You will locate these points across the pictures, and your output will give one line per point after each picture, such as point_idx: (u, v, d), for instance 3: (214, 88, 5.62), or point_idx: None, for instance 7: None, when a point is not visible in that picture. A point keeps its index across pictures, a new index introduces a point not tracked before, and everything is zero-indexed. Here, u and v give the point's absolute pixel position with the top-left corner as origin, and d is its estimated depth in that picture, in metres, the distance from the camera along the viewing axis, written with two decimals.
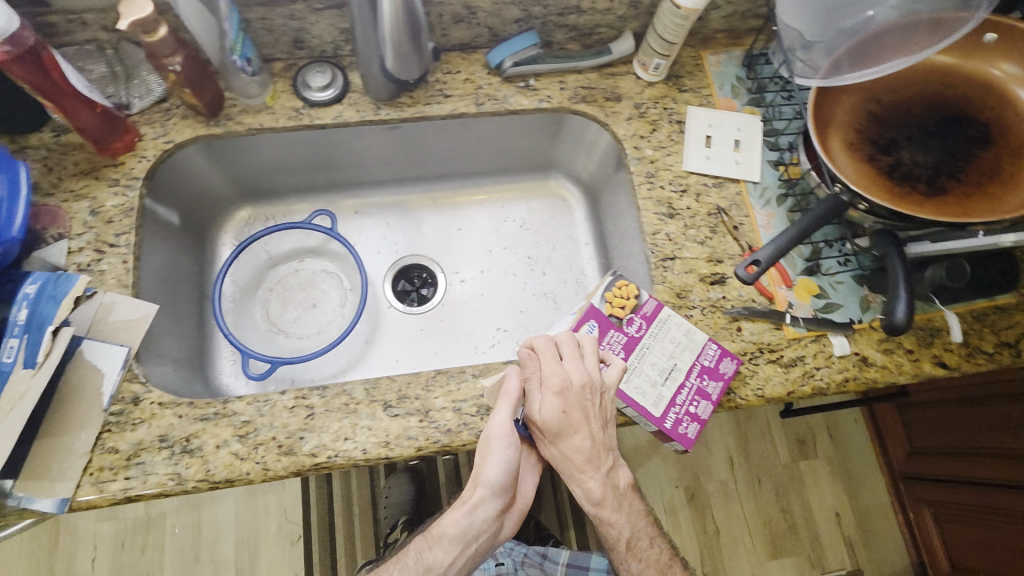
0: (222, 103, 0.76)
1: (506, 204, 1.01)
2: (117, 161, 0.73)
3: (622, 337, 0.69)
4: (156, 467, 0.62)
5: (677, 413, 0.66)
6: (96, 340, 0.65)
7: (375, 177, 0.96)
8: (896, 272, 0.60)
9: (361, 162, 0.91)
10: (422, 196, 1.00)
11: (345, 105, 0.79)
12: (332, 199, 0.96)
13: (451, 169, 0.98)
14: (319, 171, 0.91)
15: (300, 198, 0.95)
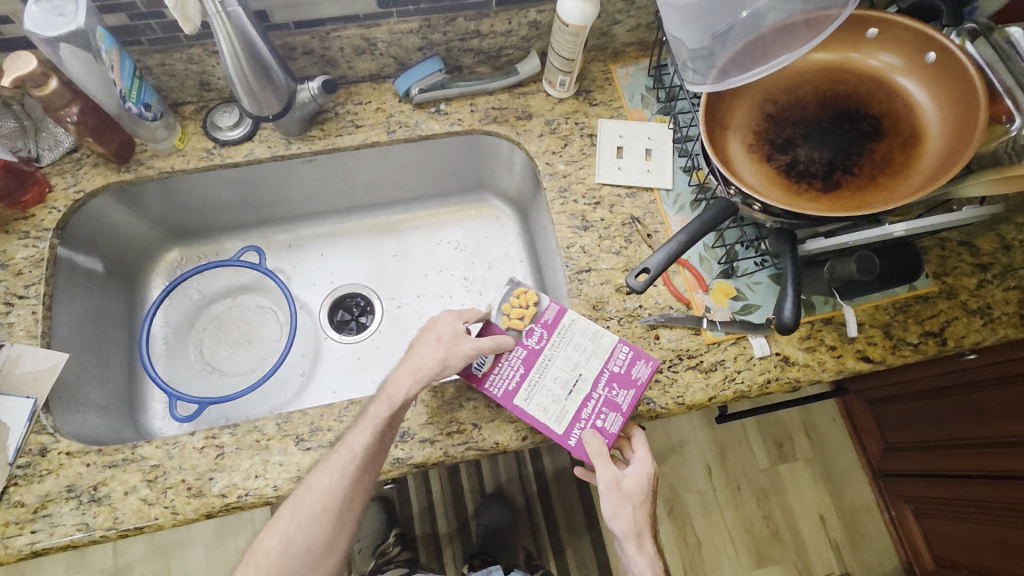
0: (133, 150, 0.77)
1: (440, 227, 1.02)
2: (28, 213, 0.74)
3: (522, 351, 0.69)
4: (64, 518, 0.61)
5: (581, 428, 0.66)
6: (3, 393, 0.64)
7: (305, 210, 0.97)
8: (786, 271, 0.60)
9: (287, 197, 0.92)
10: (357, 225, 1.01)
11: (256, 142, 0.80)
12: (266, 235, 0.97)
13: (380, 198, 0.98)
14: (246, 208, 0.92)
15: (231, 236, 0.96)
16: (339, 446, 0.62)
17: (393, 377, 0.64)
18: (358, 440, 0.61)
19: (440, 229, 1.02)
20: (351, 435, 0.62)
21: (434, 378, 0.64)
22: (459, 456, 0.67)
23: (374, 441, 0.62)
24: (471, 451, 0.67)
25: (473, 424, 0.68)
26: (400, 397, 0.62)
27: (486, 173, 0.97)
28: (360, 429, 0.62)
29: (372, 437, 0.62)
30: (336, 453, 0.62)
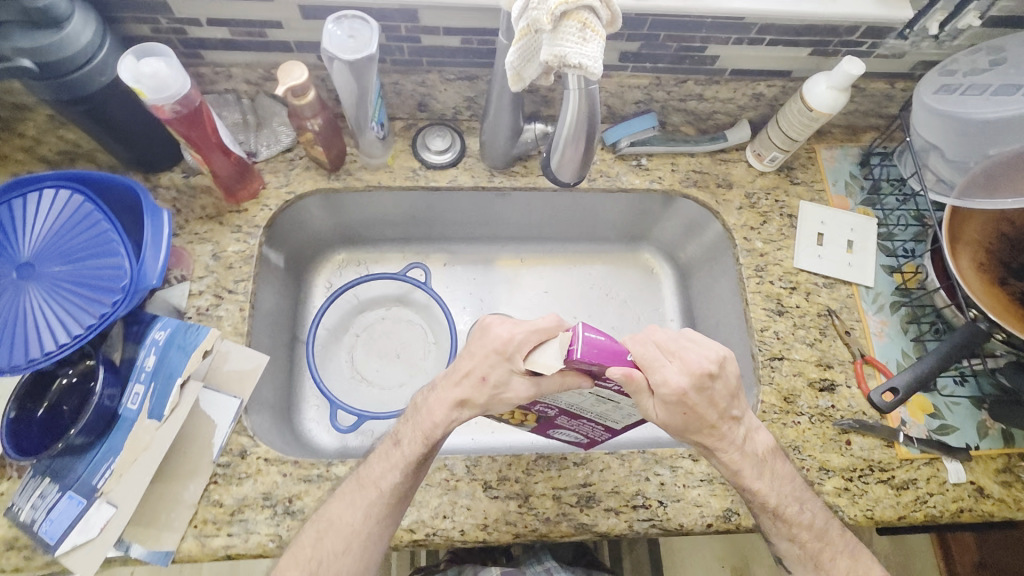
0: (344, 159, 0.77)
1: (593, 269, 0.99)
2: (240, 208, 0.74)
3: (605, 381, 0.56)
4: (258, 526, 0.61)
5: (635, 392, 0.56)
6: (211, 390, 0.65)
7: (468, 233, 0.96)
8: None
9: (457, 218, 0.92)
10: (510, 255, 0.99)
11: (460, 170, 0.79)
12: (425, 251, 0.97)
13: (544, 233, 0.98)
14: (415, 224, 0.93)
15: (394, 248, 0.96)
16: (363, 482, 0.61)
17: (416, 418, 0.63)
18: (387, 479, 0.61)
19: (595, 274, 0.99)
20: (376, 474, 0.61)
21: (456, 422, 0.62)
22: (642, 532, 0.66)
23: (408, 479, 0.61)
24: (655, 529, 0.66)
25: (658, 501, 0.67)
26: (436, 438, 0.61)
27: (654, 228, 0.96)
28: (391, 464, 0.61)
29: (402, 477, 0.61)
30: (358, 488, 0.60)
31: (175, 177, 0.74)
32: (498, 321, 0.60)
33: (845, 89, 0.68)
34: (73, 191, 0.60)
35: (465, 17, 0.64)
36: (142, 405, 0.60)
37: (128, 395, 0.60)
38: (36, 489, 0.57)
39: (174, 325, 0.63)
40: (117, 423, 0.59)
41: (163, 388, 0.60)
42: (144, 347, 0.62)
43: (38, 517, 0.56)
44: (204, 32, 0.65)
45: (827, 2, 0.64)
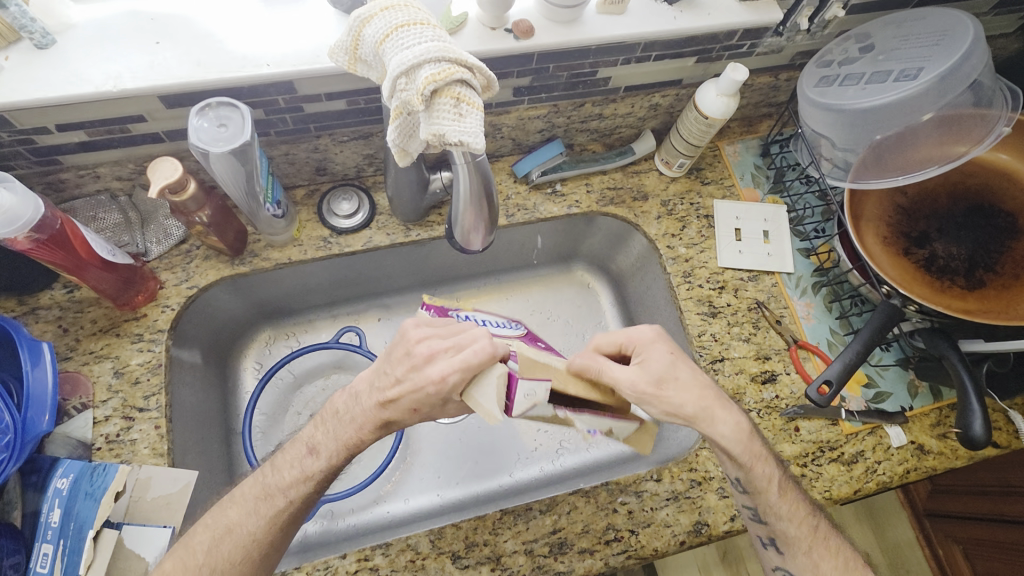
0: (246, 240, 0.73)
1: (530, 295, 0.97)
2: (138, 313, 0.68)
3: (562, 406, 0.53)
4: None
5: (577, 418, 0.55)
6: (136, 524, 0.59)
7: (396, 285, 0.93)
8: (967, 384, 0.62)
9: (381, 273, 0.88)
10: (444, 296, 0.96)
11: (374, 229, 0.76)
12: (355, 310, 0.93)
13: (473, 269, 0.95)
14: (337, 287, 0.88)
15: (321, 313, 0.91)
16: (271, 490, 0.56)
17: (335, 432, 0.58)
18: (296, 489, 0.57)
19: (533, 299, 0.97)
20: (286, 482, 0.57)
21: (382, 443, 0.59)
22: (620, 565, 0.65)
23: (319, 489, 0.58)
24: (631, 560, 0.65)
25: (630, 530, 0.66)
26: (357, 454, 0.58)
27: (581, 245, 0.95)
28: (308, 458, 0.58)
29: (313, 489, 0.57)
30: (265, 494, 0.56)
31: (58, 294, 0.68)
32: (427, 353, 0.54)
33: (734, 94, 0.69)
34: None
35: (345, 81, 0.61)
36: (53, 567, 0.52)
37: (36, 559, 0.52)
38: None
39: (79, 469, 0.57)
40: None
41: (76, 542, 0.54)
42: (46, 500, 0.55)
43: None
44: (57, 138, 0.59)
45: (701, 15, 0.65)
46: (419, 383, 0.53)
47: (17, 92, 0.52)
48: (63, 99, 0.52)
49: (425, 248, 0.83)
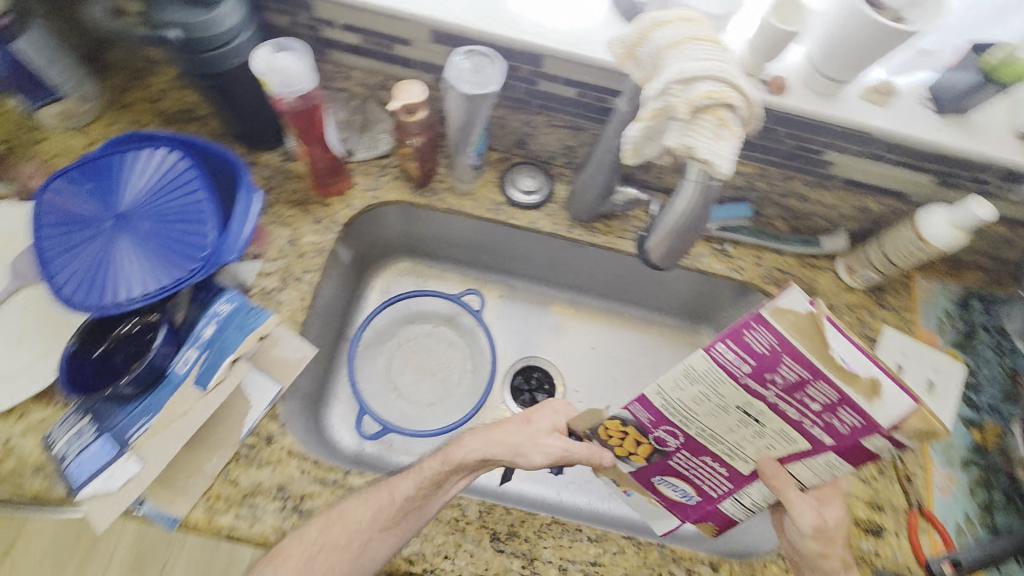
0: (433, 177, 0.80)
1: (648, 337, 0.95)
2: (325, 201, 0.77)
3: (826, 403, 0.42)
4: (265, 514, 0.62)
5: (816, 419, 0.45)
6: (257, 371, 0.66)
7: (531, 272, 0.96)
8: None
9: (521, 257, 0.91)
10: (568, 302, 0.97)
11: (543, 213, 0.80)
12: (485, 279, 0.97)
13: (606, 290, 0.95)
14: (478, 251, 0.93)
15: (456, 269, 0.96)
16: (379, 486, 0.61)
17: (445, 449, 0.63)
18: (401, 488, 0.60)
19: (648, 342, 0.95)
20: (395, 482, 0.61)
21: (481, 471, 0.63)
22: None
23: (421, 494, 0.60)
24: None
25: None
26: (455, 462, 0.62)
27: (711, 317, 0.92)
28: (410, 481, 0.61)
29: None
30: (375, 488, 0.60)
31: (275, 158, 0.78)
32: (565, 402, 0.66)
33: (968, 229, 0.63)
34: (175, 152, 0.64)
35: (587, 74, 0.64)
36: (191, 370, 0.61)
37: (182, 357, 0.62)
38: (75, 425, 0.59)
39: (240, 301, 0.64)
40: (160, 383, 0.61)
41: (212, 362, 0.62)
42: (208, 315, 0.64)
43: (69, 454, 0.58)
44: (337, 35, 0.68)
45: (963, 137, 0.61)
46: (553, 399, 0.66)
47: None
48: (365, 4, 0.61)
49: (576, 251, 0.85)
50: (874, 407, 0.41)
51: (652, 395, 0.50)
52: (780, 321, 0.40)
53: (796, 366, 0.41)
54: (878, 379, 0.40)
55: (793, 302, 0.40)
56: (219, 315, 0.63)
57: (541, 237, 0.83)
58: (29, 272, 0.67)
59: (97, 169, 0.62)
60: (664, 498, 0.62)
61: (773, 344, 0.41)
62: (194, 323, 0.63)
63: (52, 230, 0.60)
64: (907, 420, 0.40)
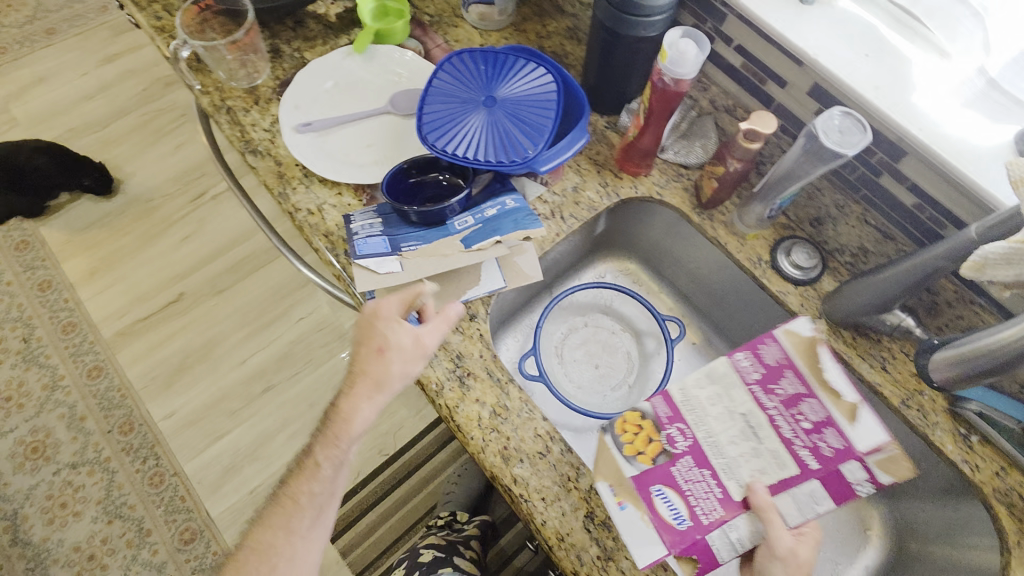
0: (718, 206, 0.83)
1: None
2: (618, 174, 0.85)
3: (830, 438, 0.59)
4: (440, 366, 0.72)
5: (806, 441, 0.60)
6: (497, 266, 0.75)
7: (736, 340, 0.94)
8: None
9: (739, 315, 0.91)
10: None
11: (797, 291, 0.79)
12: (690, 319, 0.98)
13: None
14: (701, 290, 0.94)
15: (671, 295, 0.99)
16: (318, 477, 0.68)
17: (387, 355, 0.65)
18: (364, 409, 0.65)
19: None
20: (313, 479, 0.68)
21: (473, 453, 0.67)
22: None
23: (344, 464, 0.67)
24: None
25: None
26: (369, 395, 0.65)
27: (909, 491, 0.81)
28: (369, 407, 0.65)
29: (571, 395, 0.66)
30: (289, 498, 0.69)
31: (601, 122, 0.89)
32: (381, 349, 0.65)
33: None
34: (551, 75, 0.76)
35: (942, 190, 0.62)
36: (464, 230, 0.73)
37: (463, 219, 0.74)
38: (371, 219, 0.75)
39: (523, 205, 0.74)
40: (439, 226, 0.73)
41: (483, 233, 0.72)
42: (496, 202, 0.75)
43: (359, 233, 0.74)
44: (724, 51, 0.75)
45: None
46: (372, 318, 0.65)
47: (757, 9, 0.68)
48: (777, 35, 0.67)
49: None
50: (853, 429, 0.58)
51: (676, 388, 0.66)
52: (793, 341, 0.63)
53: (796, 381, 0.62)
54: (858, 405, 0.59)
55: (801, 328, 0.63)
56: (505, 205, 0.74)
57: (779, 312, 0.82)
58: (401, 107, 0.85)
59: (496, 61, 0.77)
60: (659, 520, 0.61)
61: (782, 359, 0.63)
62: (484, 202, 0.75)
63: (444, 82, 0.77)
64: (878, 443, 0.57)
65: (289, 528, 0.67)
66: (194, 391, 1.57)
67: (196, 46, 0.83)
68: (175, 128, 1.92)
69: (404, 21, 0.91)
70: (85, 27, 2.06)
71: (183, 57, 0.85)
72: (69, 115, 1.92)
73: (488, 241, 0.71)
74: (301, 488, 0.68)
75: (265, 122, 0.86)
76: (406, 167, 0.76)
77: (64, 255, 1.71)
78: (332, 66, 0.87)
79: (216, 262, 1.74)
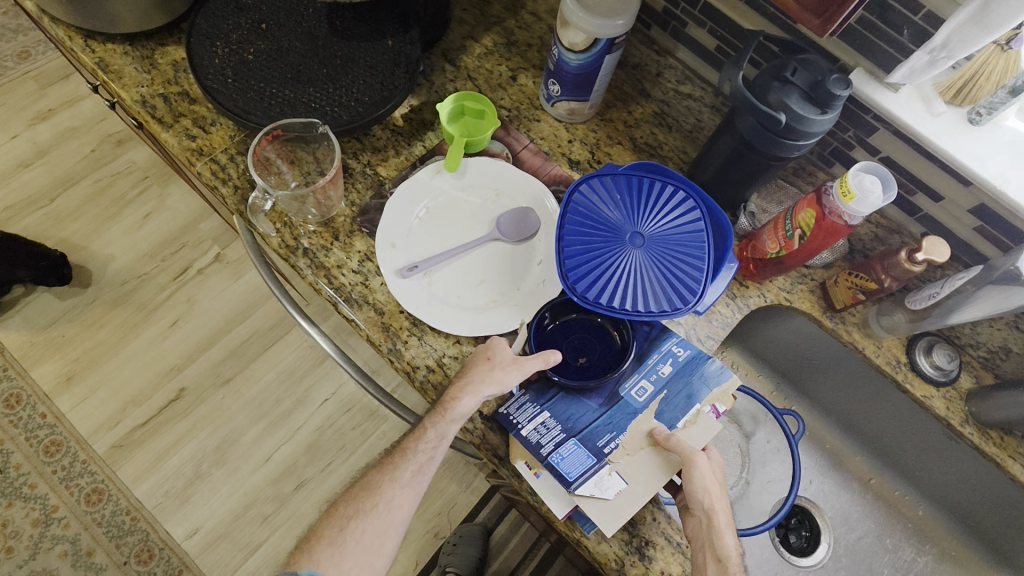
0: (848, 309, 0.80)
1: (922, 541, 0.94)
2: (744, 282, 0.81)
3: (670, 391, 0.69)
4: (613, 540, 0.66)
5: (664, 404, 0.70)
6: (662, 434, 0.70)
7: (835, 415, 0.99)
8: None
9: (838, 387, 0.94)
10: (859, 460, 0.98)
11: (940, 394, 0.78)
12: (788, 398, 1.01)
13: (904, 470, 0.94)
14: (792, 363, 0.96)
15: (766, 377, 1.01)
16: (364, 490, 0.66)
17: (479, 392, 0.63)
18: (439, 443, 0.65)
19: (925, 543, 0.93)
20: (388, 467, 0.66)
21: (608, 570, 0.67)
22: None
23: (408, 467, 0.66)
24: None
25: None
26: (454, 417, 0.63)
27: (995, 538, 0.86)
28: (472, 397, 0.62)
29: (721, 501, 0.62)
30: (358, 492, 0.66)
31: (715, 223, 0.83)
32: (488, 362, 0.64)
33: None
34: (692, 202, 0.69)
35: None
36: (648, 400, 0.66)
37: (637, 386, 0.67)
38: (536, 416, 0.66)
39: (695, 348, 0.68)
40: (619, 404, 0.66)
41: (679, 406, 0.65)
42: (662, 353, 0.68)
43: (543, 443, 0.64)
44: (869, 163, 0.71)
45: None
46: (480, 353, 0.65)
47: (923, 131, 0.64)
48: (961, 166, 0.63)
49: (932, 426, 0.84)
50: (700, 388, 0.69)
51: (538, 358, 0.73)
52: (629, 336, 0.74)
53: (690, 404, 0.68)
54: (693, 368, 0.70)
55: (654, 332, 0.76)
56: (677, 356, 0.68)
57: (903, 396, 0.84)
58: (508, 232, 0.75)
59: (630, 185, 0.69)
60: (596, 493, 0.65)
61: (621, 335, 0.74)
62: (647, 351, 0.68)
63: (579, 217, 0.69)
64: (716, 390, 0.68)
65: (345, 496, 0.68)
66: (215, 500, 1.41)
67: (279, 196, 0.72)
68: (139, 193, 1.68)
69: (490, 125, 0.80)
70: (5, 78, 1.74)
71: (265, 208, 0.74)
72: (3, 188, 1.63)
73: (691, 411, 0.65)
74: (381, 482, 0.65)
75: (353, 262, 0.74)
76: (545, 316, 0.72)
77: (31, 361, 1.48)
78: (421, 189, 0.77)
79: (215, 346, 1.55)
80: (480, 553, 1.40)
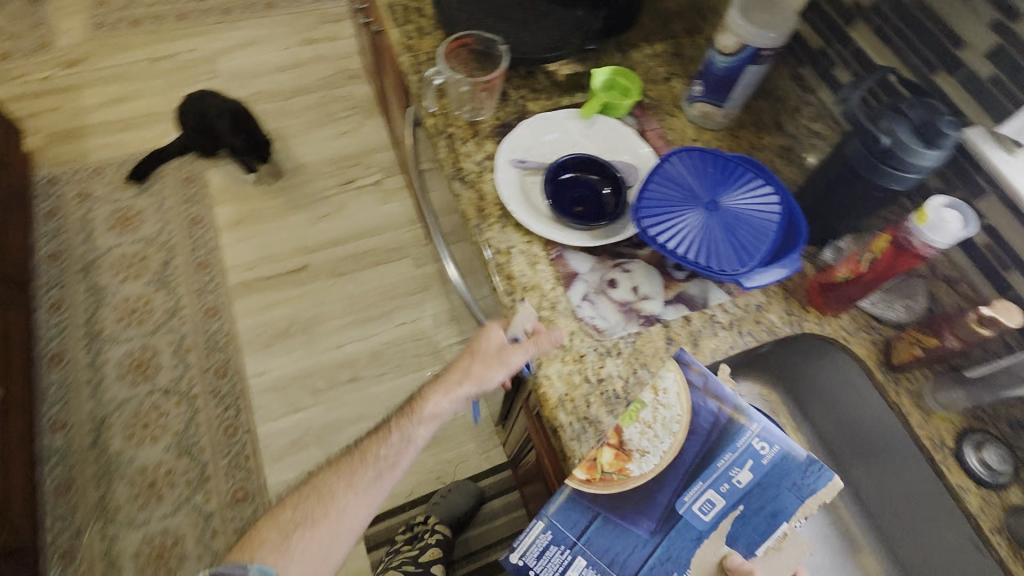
0: (905, 372, 0.78)
1: None
2: (806, 306, 0.83)
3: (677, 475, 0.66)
4: (585, 442, 0.71)
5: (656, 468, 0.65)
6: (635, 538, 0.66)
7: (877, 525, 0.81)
8: None
9: (887, 484, 0.80)
10: None
11: (979, 492, 0.72)
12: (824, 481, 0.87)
13: None
14: (846, 436, 0.85)
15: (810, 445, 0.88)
16: None
17: (480, 380, 0.75)
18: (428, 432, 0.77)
19: None
20: (370, 446, 0.78)
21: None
22: None
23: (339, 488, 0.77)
24: None
25: None
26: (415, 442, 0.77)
27: None
28: (477, 382, 0.74)
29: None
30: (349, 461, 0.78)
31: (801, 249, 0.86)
32: (500, 349, 0.74)
33: None
34: (777, 198, 0.75)
35: None
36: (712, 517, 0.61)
37: (700, 500, 0.61)
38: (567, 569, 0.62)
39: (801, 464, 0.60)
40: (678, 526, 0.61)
41: (761, 525, 0.61)
42: (729, 461, 0.61)
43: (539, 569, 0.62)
44: None
45: None
46: (484, 353, 0.75)
47: None
48: None
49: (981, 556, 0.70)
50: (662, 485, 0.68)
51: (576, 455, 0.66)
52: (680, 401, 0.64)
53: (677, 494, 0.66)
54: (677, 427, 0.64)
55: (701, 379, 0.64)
56: (762, 460, 0.60)
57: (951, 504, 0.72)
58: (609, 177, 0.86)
59: (726, 167, 0.78)
60: None
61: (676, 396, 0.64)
62: (719, 450, 0.61)
63: (671, 176, 0.78)
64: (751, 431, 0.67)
65: None
66: (288, 357, 1.66)
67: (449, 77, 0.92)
68: (346, 115, 2.07)
69: (630, 100, 0.93)
70: (300, 8, 2.28)
71: (435, 84, 0.94)
72: (261, 79, 2.12)
73: (777, 535, 0.61)
74: (387, 431, 0.79)
75: (478, 156, 0.91)
76: (568, 167, 0.86)
77: (217, 200, 1.90)
78: (554, 124, 0.92)
79: (343, 246, 1.84)
80: (468, 508, 1.46)
